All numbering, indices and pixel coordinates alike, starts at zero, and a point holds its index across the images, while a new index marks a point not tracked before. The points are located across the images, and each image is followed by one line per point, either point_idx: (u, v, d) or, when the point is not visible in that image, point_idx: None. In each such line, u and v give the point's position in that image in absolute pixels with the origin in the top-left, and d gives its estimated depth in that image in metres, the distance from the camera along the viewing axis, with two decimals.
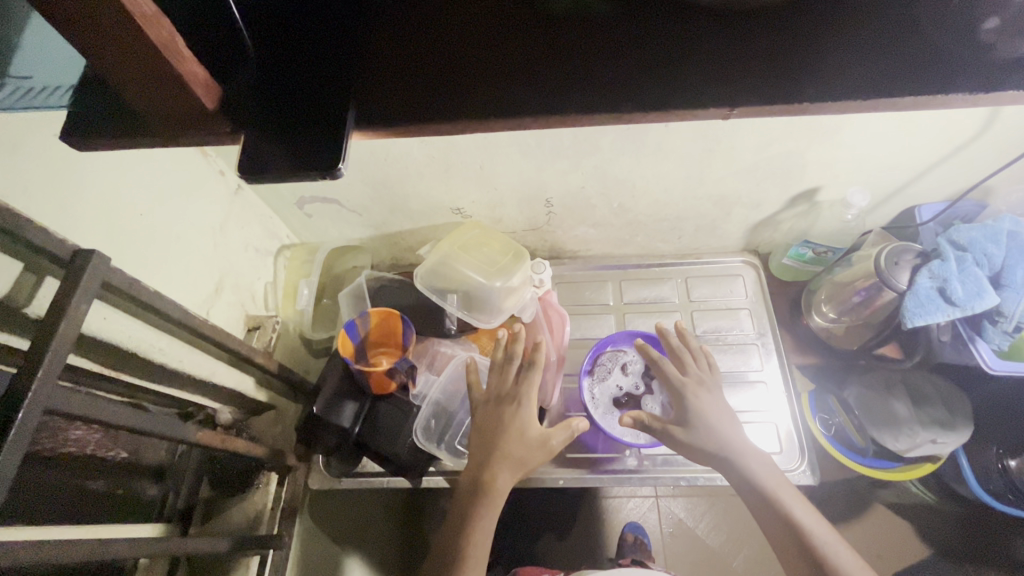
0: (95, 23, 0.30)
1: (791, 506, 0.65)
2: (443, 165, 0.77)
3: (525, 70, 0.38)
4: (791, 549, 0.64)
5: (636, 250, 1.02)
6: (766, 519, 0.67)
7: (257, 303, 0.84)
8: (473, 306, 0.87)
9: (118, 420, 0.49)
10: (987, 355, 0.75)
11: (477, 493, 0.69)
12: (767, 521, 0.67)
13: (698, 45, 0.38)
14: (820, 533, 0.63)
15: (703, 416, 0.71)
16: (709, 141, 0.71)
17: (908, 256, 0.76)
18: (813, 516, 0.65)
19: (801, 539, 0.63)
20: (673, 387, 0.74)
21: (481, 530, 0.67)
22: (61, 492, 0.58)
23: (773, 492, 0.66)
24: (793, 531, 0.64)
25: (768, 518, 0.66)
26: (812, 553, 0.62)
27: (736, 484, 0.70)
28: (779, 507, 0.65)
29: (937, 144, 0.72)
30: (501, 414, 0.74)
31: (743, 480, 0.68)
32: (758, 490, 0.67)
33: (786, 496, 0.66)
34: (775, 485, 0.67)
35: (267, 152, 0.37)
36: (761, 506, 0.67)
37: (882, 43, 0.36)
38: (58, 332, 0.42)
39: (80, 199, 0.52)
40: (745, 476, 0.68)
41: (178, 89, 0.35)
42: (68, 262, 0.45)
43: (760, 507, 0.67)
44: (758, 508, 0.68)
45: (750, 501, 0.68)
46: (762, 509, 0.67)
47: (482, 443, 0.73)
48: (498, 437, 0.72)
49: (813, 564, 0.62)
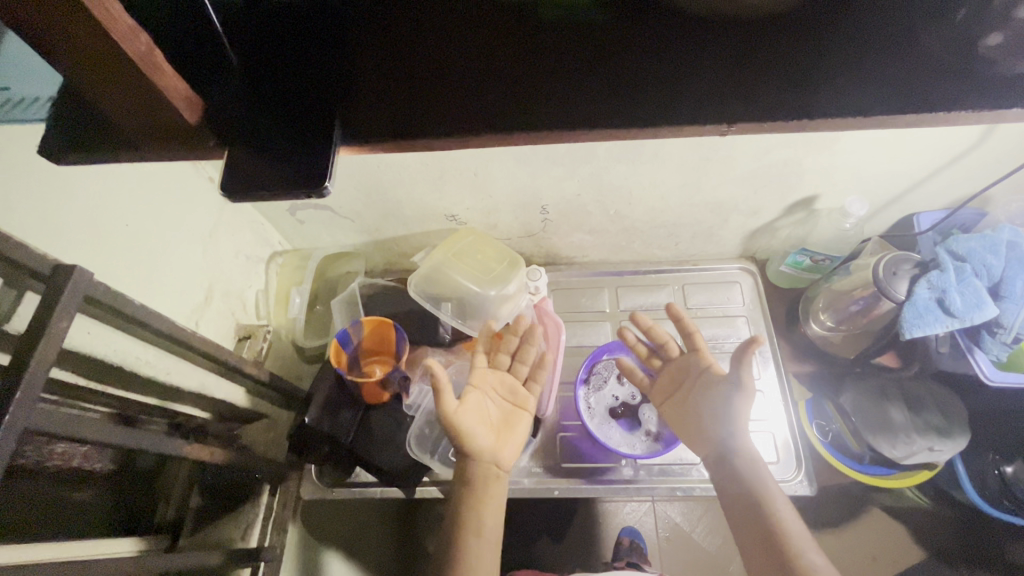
0: (68, 38, 0.29)
1: (773, 500, 0.60)
2: (436, 172, 0.76)
3: (516, 91, 0.37)
4: (751, 538, 0.59)
5: (632, 256, 1.02)
6: (736, 513, 0.61)
7: (248, 311, 0.82)
8: (467, 315, 0.87)
9: (100, 437, 0.48)
10: (985, 366, 0.75)
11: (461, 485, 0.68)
12: (734, 513, 0.62)
13: (695, 64, 0.37)
14: (793, 529, 0.57)
15: (705, 389, 0.69)
16: (705, 148, 0.70)
17: (906, 266, 0.75)
18: (796, 519, 0.58)
19: (769, 530, 0.58)
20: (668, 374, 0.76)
21: (469, 511, 0.66)
22: (45, 506, 0.57)
23: (755, 484, 0.61)
24: (759, 526, 0.58)
25: (734, 509, 0.61)
26: (777, 544, 0.56)
27: (714, 471, 0.66)
28: (751, 499, 0.60)
29: (934, 154, 0.72)
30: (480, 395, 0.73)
31: (725, 465, 0.64)
32: (733, 480, 0.62)
33: (771, 490, 0.60)
34: (762, 478, 0.61)
35: (257, 167, 0.36)
36: (733, 495, 0.62)
37: (885, 62, 0.36)
38: (37, 350, 0.41)
39: (61, 210, 0.50)
40: (726, 461, 0.64)
41: (157, 104, 0.34)
42: (48, 277, 0.44)
43: (733, 494, 0.62)
44: (728, 498, 0.63)
45: (726, 489, 0.63)
46: (733, 500, 0.62)
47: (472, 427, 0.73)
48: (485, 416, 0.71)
49: (776, 555, 0.56)
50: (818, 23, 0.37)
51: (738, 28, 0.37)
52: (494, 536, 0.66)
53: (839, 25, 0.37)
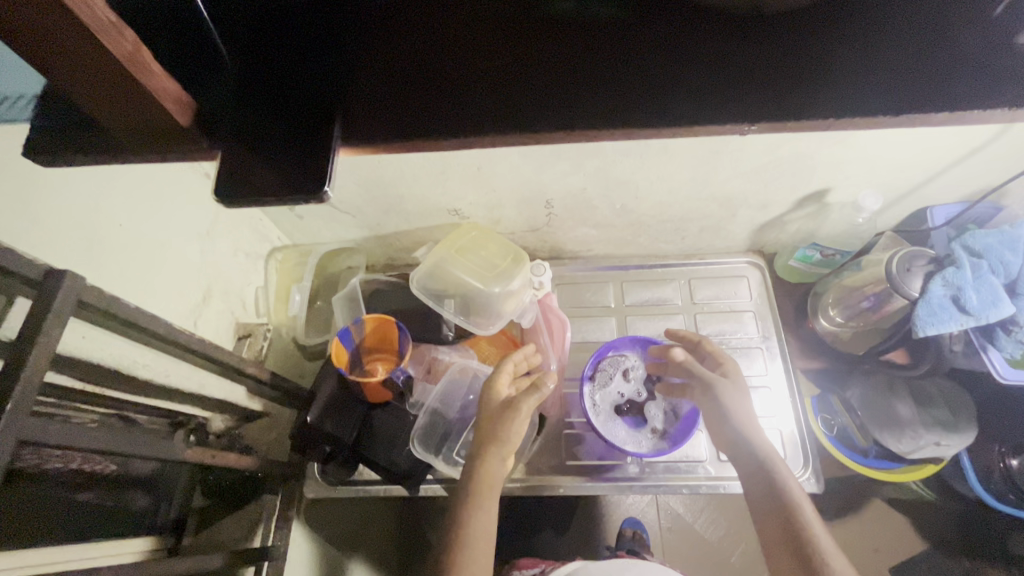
0: (58, 41, 0.28)
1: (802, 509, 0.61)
2: (439, 167, 0.74)
3: (525, 92, 0.36)
4: (781, 542, 0.60)
5: (638, 251, 1.00)
6: (765, 518, 0.62)
7: (247, 309, 0.81)
8: (470, 312, 0.84)
9: (99, 445, 0.46)
10: (999, 365, 0.73)
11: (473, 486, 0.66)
12: (765, 524, 0.62)
13: (713, 65, 0.35)
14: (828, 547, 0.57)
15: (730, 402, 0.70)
16: (716, 143, 0.68)
17: (920, 262, 0.74)
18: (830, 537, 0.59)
19: (801, 541, 0.58)
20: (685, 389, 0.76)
21: (480, 513, 0.64)
22: (49, 510, 0.56)
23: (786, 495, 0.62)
24: (788, 528, 0.60)
25: (769, 522, 0.62)
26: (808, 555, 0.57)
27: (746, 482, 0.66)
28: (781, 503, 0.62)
29: (951, 148, 0.69)
30: (528, 399, 0.71)
31: (757, 476, 0.65)
32: (765, 491, 0.63)
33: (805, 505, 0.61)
34: (795, 492, 0.62)
35: (259, 172, 0.35)
36: (764, 501, 0.63)
37: (917, 64, 0.35)
38: (29, 360, 0.39)
39: (47, 212, 0.48)
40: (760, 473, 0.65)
41: (145, 103, 0.32)
42: (40, 282, 0.42)
43: (762, 499, 0.63)
44: (759, 510, 0.63)
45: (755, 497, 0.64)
46: (765, 513, 0.63)
47: (491, 422, 0.70)
48: (520, 419, 0.70)
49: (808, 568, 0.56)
50: (843, 22, 0.36)
51: (759, 25, 0.36)
52: (488, 542, 0.63)
53: (864, 24, 0.35)
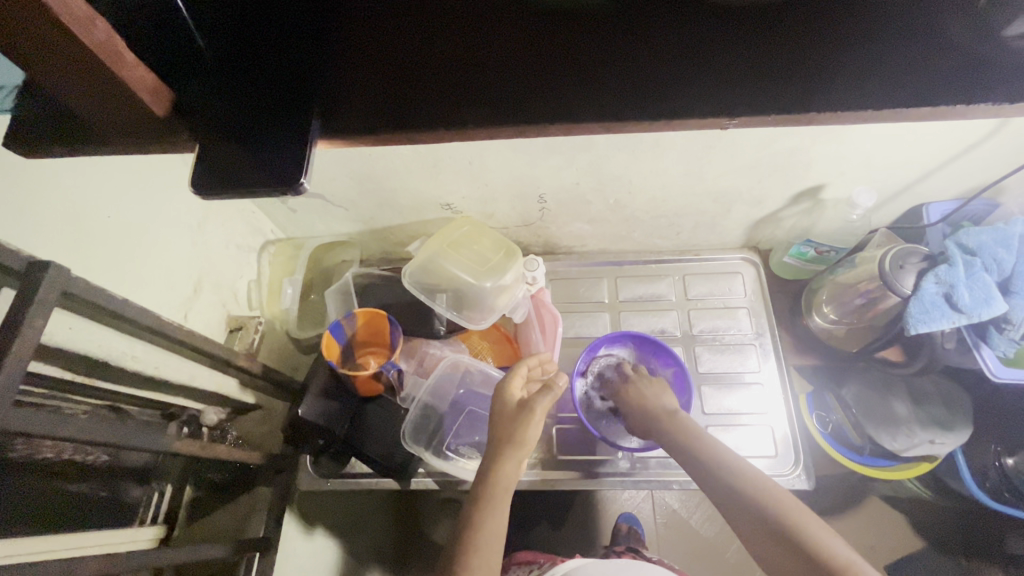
0: (28, 31, 0.28)
1: (757, 487, 0.61)
2: (431, 161, 0.73)
3: (502, 84, 0.36)
4: (756, 531, 0.59)
5: (632, 246, 0.99)
6: (735, 511, 0.61)
7: (239, 302, 0.81)
8: (462, 306, 0.84)
9: (87, 435, 0.46)
10: (991, 362, 0.73)
11: (487, 493, 0.64)
12: (737, 516, 0.61)
13: (695, 58, 0.35)
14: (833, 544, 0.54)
15: (685, 430, 0.70)
16: (709, 139, 0.67)
17: (914, 259, 0.73)
18: (829, 530, 0.56)
19: (771, 521, 0.58)
20: (632, 413, 0.78)
21: (491, 518, 0.62)
22: (40, 500, 0.57)
23: (736, 481, 0.62)
24: (755, 515, 0.59)
25: (766, 545, 0.58)
26: (781, 531, 0.57)
27: (729, 511, 0.62)
28: (738, 492, 0.61)
29: (947, 144, 0.69)
30: (543, 400, 0.70)
31: (735, 502, 0.61)
32: (720, 483, 0.63)
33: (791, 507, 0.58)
34: (762, 488, 0.61)
35: (237, 163, 0.35)
36: (724, 495, 0.63)
37: (904, 59, 0.34)
38: (12, 350, 0.39)
39: (34, 204, 0.48)
40: (707, 470, 0.65)
41: (120, 92, 0.32)
42: (24, 273, 0.42)
43: (723, 491, 0.63)
44: (727, 505, 0.62)
45: (718, 493, 0.63)
46: (732, 506, 0.62)
47: (506, 427, 0.69)
48: (536, 421, 0.69)
49: (788, 544, 0.56)
50: (829, 15, 0.35)
51: (745, 17, 0.36)
52: (497, 551, 0.61)
53: (850, 16, 0.35)
